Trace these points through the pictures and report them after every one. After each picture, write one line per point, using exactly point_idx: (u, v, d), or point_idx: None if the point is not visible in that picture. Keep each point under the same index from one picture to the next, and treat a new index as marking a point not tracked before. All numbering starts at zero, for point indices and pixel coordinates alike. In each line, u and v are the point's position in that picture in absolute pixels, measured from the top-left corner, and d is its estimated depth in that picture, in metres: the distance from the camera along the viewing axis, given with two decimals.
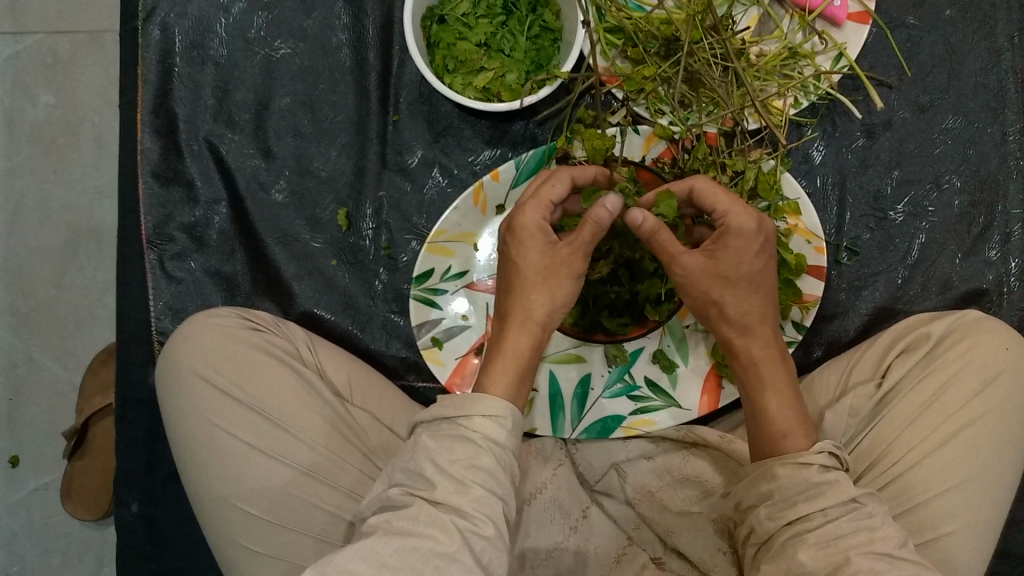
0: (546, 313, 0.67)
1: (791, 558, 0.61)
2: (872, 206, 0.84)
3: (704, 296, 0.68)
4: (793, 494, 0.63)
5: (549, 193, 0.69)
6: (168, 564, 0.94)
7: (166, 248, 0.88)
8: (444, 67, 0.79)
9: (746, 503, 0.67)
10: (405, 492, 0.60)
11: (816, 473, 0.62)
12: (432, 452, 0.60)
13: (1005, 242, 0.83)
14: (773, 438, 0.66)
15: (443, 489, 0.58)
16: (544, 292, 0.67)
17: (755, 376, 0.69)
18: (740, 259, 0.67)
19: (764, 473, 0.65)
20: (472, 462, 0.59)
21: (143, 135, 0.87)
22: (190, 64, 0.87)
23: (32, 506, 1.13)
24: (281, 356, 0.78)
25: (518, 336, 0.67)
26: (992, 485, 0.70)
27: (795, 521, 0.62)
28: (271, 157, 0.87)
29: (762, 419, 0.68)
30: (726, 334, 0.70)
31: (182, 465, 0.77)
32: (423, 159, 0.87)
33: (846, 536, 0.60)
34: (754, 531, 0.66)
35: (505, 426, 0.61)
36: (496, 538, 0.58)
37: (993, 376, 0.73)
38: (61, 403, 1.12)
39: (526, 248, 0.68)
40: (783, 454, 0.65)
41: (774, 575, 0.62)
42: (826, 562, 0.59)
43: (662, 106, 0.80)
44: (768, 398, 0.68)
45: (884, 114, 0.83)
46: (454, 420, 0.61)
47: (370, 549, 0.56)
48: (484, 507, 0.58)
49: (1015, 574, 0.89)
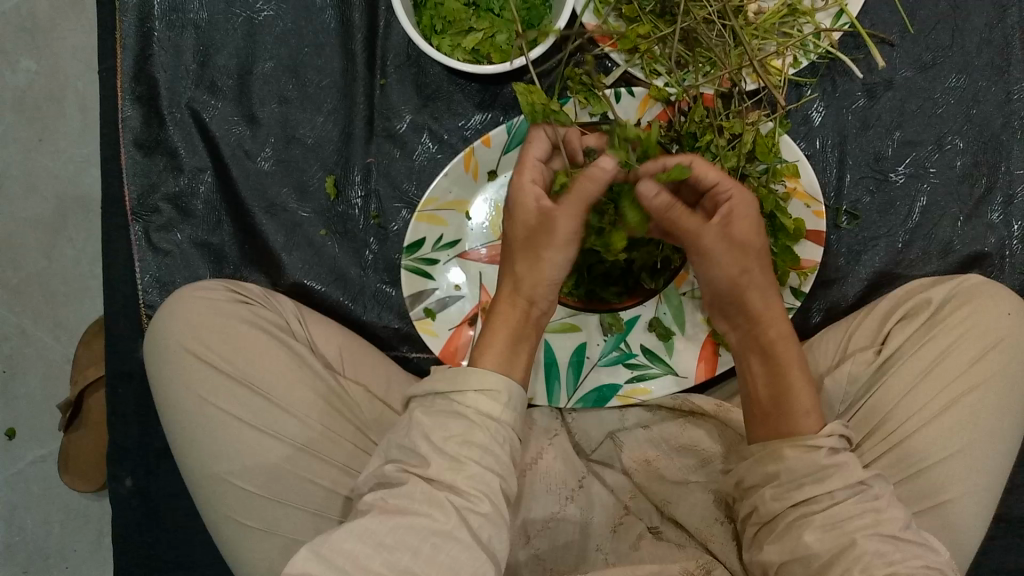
0: (537, 284, 0.66)
1: (796, 539, 0.61)
2: (873, 167, 0.82)
3: (737, 265, 0.68)
4: (800, 476, 0.62)
5: (536, 156, 0.67)
6: (165, 537, 0.94)
7: (152, 220, 0.86)
8: (432, 27, 0.77)
9: (749, 482, 0.67)
10: (400, 469, 0.59)
11: (824, 456, 0.62)
12: (426, 429, 0.59)
13: (1008, 204, 0.81)
14: (790, 414, 0.65)
15: (437, 466, 0.57)
16: (535, 261, 0.66)
17: (776, 353, 0.68)
18: (747, 232, 0.68)
19: (770, 454, 0.64)
20: (467, 439, 0.58)
21: (123, 102, 0.85)
22: (170, 28, 0.84)
23: (28, 478, 1.12)
24: (270, 330, 0.77)
25: (506, 308, 0.66)
26: (991, 452, 0.69)
27: (799, 503, 0.62)
28: (256, 124, 0.84)
29: (783, 394, 0.66)
30: (748, 302, 0.69)
31: (173, 441, 0.76)
32: (412, 125, 0.84)
33: (853, 518, 0.59)
34: (756, 510, 0.65)
35: (500, 401, 0.60)
36: (494, 515, 0.57)
37: (993, 343, 0.72)
38: (53, 374, 1.11)
39: (517, 219, 0.67)
40: (793, 434, 0.64)
41: (779, 556, 0.62)
42: (831, 543, 0.59)
43: (657, 66, 0.77)
44: (790, 371, 0.67)
45: (886, 73, 0.81)
46: (448, 395, 0.60)
47: (366, 527, 0.55)
48: (480, 484, 0.57)
49: (1012, 537, 0.89)
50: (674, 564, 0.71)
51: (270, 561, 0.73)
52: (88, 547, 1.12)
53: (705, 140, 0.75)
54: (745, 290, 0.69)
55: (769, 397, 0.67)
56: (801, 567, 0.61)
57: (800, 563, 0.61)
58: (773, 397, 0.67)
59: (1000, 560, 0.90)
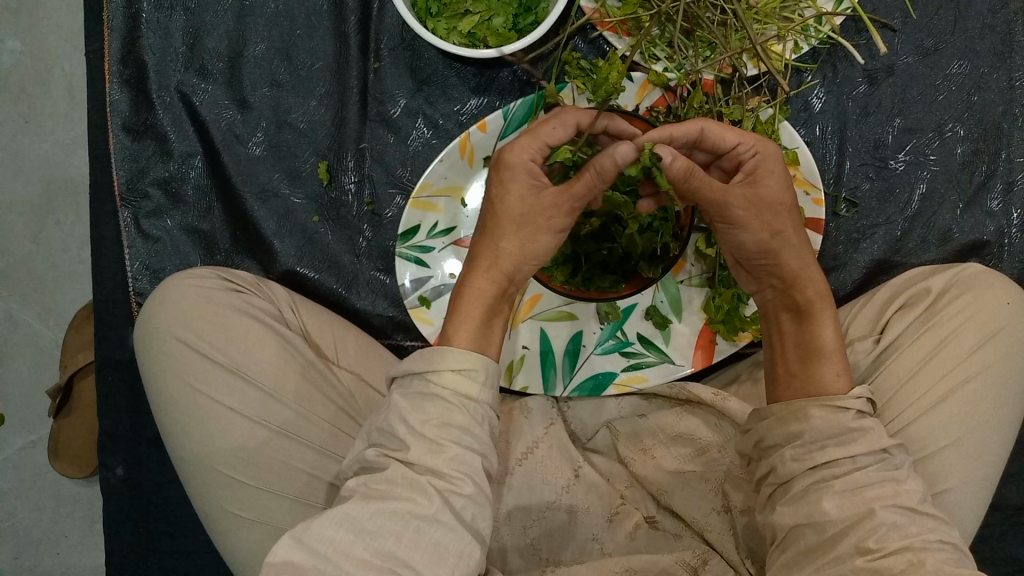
0: (514, 263, 0.65)
1: (815, 503, 0.60)
2: (873, 155, 0.81)
3: (768, 227, 0.65)
4: (822, 437, 0.61)
5: (546, 133, 0.64)
6: (156, 525, 0.93)
7: (140, 205, 0.85)
8: (427, 10, 0.75)
9: (768, 442, 0.65)
10: (380, 453, 0.58)
11: (852, 418, 0.61)
12: (404, 412, 0.57)
13: (1007, 192, 0.81)
14: (816, 381, 0.64)
15: (417, 450, 0.56)
16: (516, 239, 0.64)
17: (806, 313, 0.67)
18: (779, 186, 0.65)
19: (795, 413, 0.63)
20: (445, 421, 0.56)
21: (111, 85, 0.83)
22: (158, 9, 0.82)
23: (18, 465, 1.11)
24: (261, 317, 0.76)
25: (483, 281, 0.65)
26: (988, 441, 0.69)
27: (820, 465, 0.61)
28: (247, 108, 0.83)
29: (807, 355, 0.66)
30: (782, 262, 0.66)
31: (162, 429, 0.75)
32: (406, 109, 0.83)
33: (872, 486, 0.59)
34: (773, 471, 0.64)
35: (478, 379, 0.58)
36: (478, 494, 0.57)
37: (993, 332, 0.71)
38: (42, 360, 1.10)
39: (508, 188, 0.64)
40: (822, 395, 0.63)
41: (792, 520, 0.61)
42: (850, 511, 0.59)
43: (656, 50, 0.76)
44: (823, 330, 0.66)
45: (887, 58, 0.80)
46: (423, 375, 0.58)
47: (346, 515, 0.54)
48: (459, 465, 0.56)
49: (1003, 524, 0.90)
50: (668, 555, 0.73)
51: (263, 549, 0.73)
52: (79, 534, 1.11)
53: None
54: (779, 253, 0.66)
55: (796, 356, 0.67)
56: (814, 533, 0.60)
57: (813, 528, 0.60)
58: (800, 355, 0.66)
59: (992, 548, 0.90)
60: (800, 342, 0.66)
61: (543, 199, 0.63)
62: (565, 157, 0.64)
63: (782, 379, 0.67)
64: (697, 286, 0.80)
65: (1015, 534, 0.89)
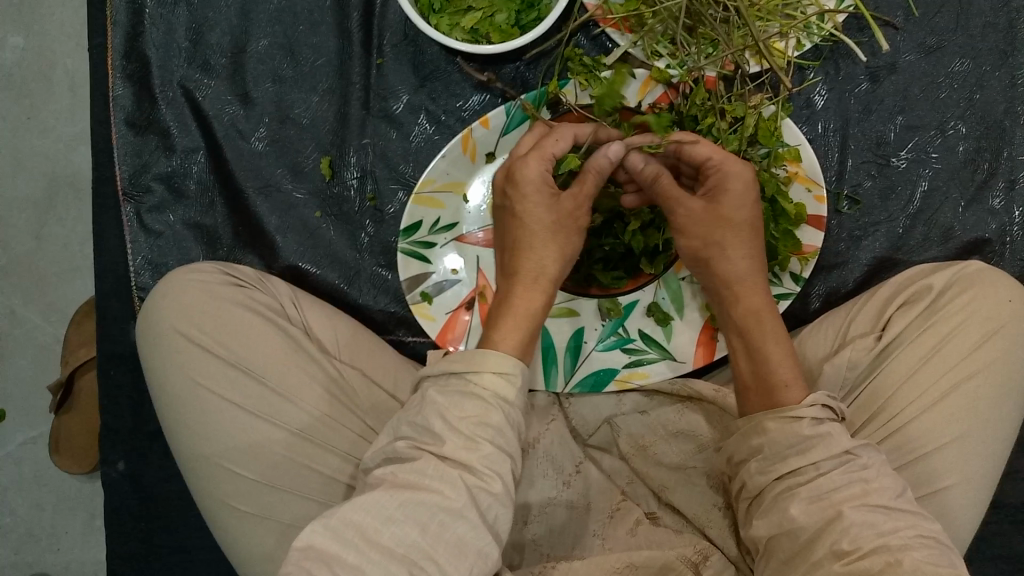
0: (552, 272, 0.66)
1: (784, 512, 0.60)
2: (875, 152, 0.81)
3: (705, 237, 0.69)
4: (783, 448, 0.61)
5: (550, 146, 0.68)
6: (158, 519, 0.93)
7: (143, 200, 0.85)
8: (430, 6, 0.75)
9: (738, 457, 0.65)
10: (411, 445, 0.58)
11: (807, 426, 0.60)
12: (441, 408, 0.57)
13: (1009, 189, 0.81)
14: (773, 388, 0.64)
15: (452, 444, 0.56)
16: (554, 247, 0.66)
17: (754, 330, 0.68)
18: (736, 202, 0.68)
19: (754, 428, 0.64)
20: (482, 420, 0.57)
21: (114, 80, 0.84)
22: (161, 5, 0.83)
23: (20, 460, 1.11)
24: (264, 312, 0.76)
25: (529, 294, 0.65)
26: (990, 438, 0.69)
27: (784, 475, 0.61)
28: (249, 103, 0.83)
29: (760, 370, 0.66)
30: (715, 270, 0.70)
31: (165, 423, 0.75)
32: (409, 105, 0.83)
33: (839, 489, 0.58)
34: (746, 485, 0.65)
35: (515, 383, 0.59)
36: (504, 495, 0.56)
37: (994, 330, 0.71)
38: (45, 356, 1.10)
39: (530, 202, 0.66)
40: (777, 407, 0.63)
41: (768, 530, 0.61)
42: (817, 517, 0.58)
43: (658, 46, 0.76)
44: (768, 347, 0.67)
45: (889, 56, 0.80)
46: (464, 374, 0.59)
47: (375, 501, 0.54)
48: (492, 464, 0.56)
49: (1005, 522, 0.90)
50: (669, 551, 0.73)
51: (265, 544, 0.73)
52: (80, 529, 1.11)
53: (707, 122, 0.75)
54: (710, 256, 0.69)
55: (751, 374, 0.67)
56: (789, 541, 0.59)
57: (788, 537, 0.59)
58: (755, 375, 0.66)
59: (993, 546, 0.90)
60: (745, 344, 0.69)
61: (566, 204, 0.66)
62: (574, 164, 0.68)
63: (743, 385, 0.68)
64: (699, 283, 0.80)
65: (1017, 533, 0.89)
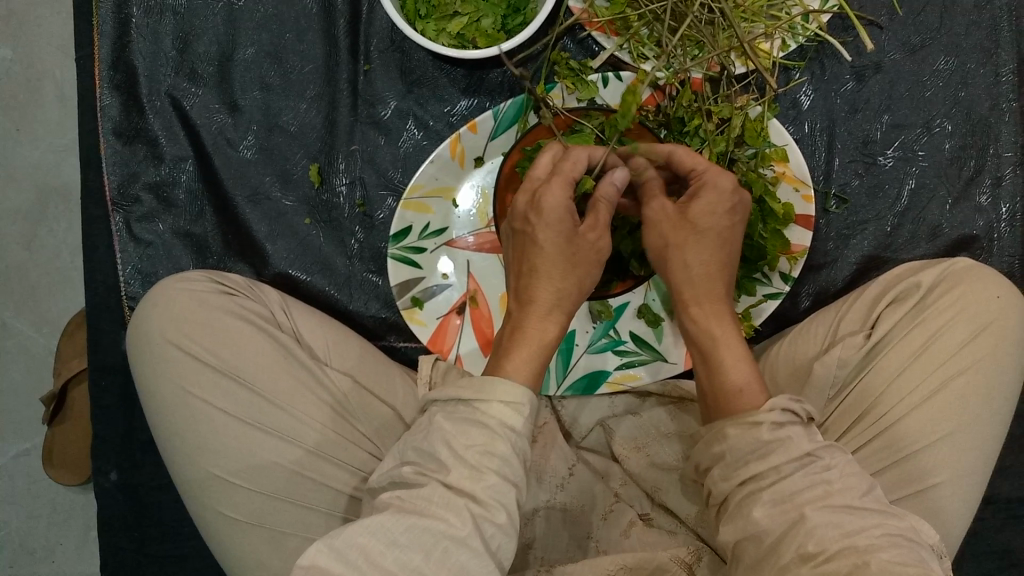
0: (569, 300, 0.66)
1: (745, 516, 0.59)
2: (862, 151, 0.81)
3: (670, 236, 0.68)
4: (744, 454, 0.60)
5: (572, 169, 0.66)
6: (152, 529, 0.93)
7: (132, 210, 0.85)
8: (416, 13, 0.75)
9: (702, 465, 0.64)
10: (417, 472, 0.58)
11: (766, 431, 0.59)
12: (447, 435, 0.57)
13: (995, 186, 0.81)
14: (726, 391, 0.63)
15: (457, 473, 0.56)
16: (571, 279, 0.66)
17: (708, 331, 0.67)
18: (710, 209, 0.67)
19: (717, 434, 0.62)
20: (487, 449, 0.56)
21: (101, 91, 0.84)
22: (148, 14, 0.83)
23: (12, 472, 1.11)
24: (253, 320, 0.76)
25: (545, 327, 0.64)
26: (981, 433, 0.69)
27: (747, 481, 0.60)
28: (237, 112, 0.83)
29: (713, 369, 0.65)
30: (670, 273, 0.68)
31: (155, 431, 0.75)
32: (397, 111, 0.83)
33: (801, 492, 0.57)
34: (713, 493, 0.63)
35: (522, 412, 0.58)
36: (508, 525, 0.56)
37: (984, 325, 0.71)
38: (37, 367, 1.10)
39: (551, 228, 0.65)
40: (733, 412, 0.62)
41: (732, 536, 0.60)
42: (780, 519, 0.57)
43: (645, 49, 0.77)
44: (721, 350, 0.66)
45: (874, 55, 0.80)
46: (471, 402, 0.58)
47: (380, 524, 0.54)
48: (496, 494, 0.56)
49: (998, 518, 0.90)
50: (664, 551, 0.72)
51: (259, 552, 0.73)
52: (74, 540, 1.11)
53: (694, 124, 0.75)
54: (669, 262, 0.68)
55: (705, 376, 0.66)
56: (752, 545, 0.59)
57: (752, 541, 0.59)
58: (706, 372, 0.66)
59: (986, 541, 0.90)
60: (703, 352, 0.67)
61: (585, 236, 0.66)
62: (590, 186, 0.67)
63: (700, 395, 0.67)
64: None
65: (1009, 528, 0.90)
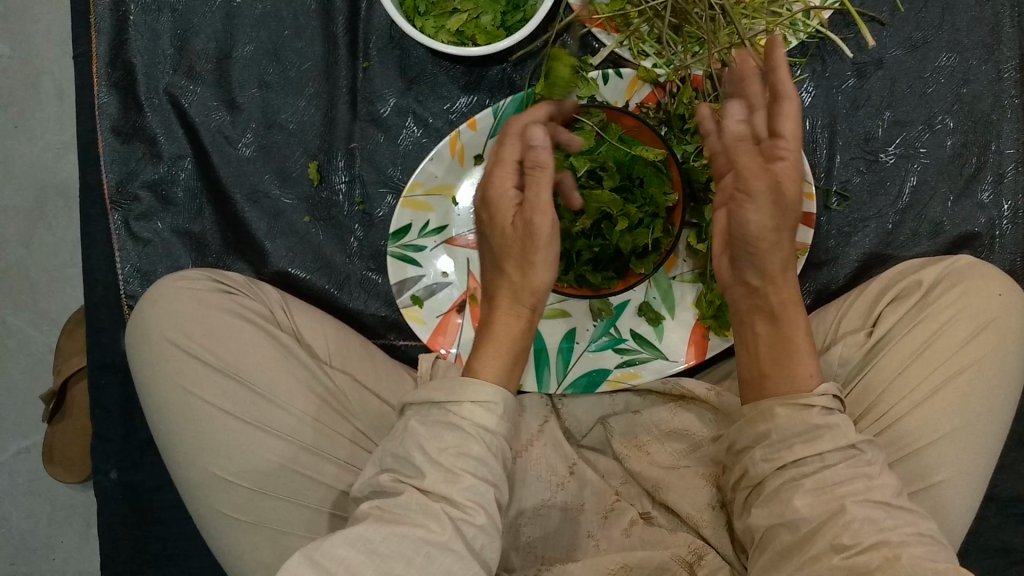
0: (532, 292, 0.63)
1: (785, 503, 0.59)
2: (864, 148, 0.81)
3: (768, 220, 0.64)
4: (790, 436, 0.61)
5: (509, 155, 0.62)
6: (152, 528, 0.93)
7: (130, 208, 0.85)
8: (416, 9, 0.75)
9: (740, 444, 0.65)
10: (394, 478, 0.58)
11: (817, 415, 0.60)
12: (421, 440, 0.57)
13: (998, 182, 0.81)
14: (793, 377, 0.63)
15: (432, 478, 0.56)
16: (522, 269, 0.62)
17: (782, 320, 0.65)
18: (796, 198, 0.64)
19: (763, 413, 0.63)
20: (461, 451, 0.56)
21: (99, 88, 0.83)
22: (146, 11, 0.82)
23: (12, 471, 1.11)
24: (254, 319, 0.75)
25: (507, 319, 0.63)
26: (983, 432, 0.69)
27: (788, 465, 0.61)
28: (236, 109, 0.83)
29: (783, 359, 0.64)
30: (765, 256, 0.65)
31: (155, 431, 0.75)
32: (396, 108, 0.83)
33: (843, 483, 0.59)
34: (747, 474, 0.64)
35: (497, 412, 0.58)
36: (489, 526, 0.56)
37: (986, 323, 0.71)
38: (36, 365, 1.10)
39: (499, 223, 0.63)
40: (793, 394, 0.62)
41: (767, 520, 0.61)
42: (820, 510, 0.58)
43: (646, 46, 0.76)
44: (798, 338, 0.65)
45: (876, 52, 0.80)
46: (443, 405, 0.58)
47: (359, 535, 0.54)
48: (474, 496, 0.56)
49: (999, 516, 0.90)
50: (663, 551, 0.72)
51: (259, 553, 0.73)
52: (74, 539, 1.11)
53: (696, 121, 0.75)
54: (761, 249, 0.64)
55: (771, 359, 0.65)
56: (788, 533, 0.59)
57: (787, 528, 0.59)
58: (773, 359, 0.65)
59: (987, 539, 0.90)
60: (774, 335, 0.66)
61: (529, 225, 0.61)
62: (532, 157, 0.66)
63: (748, 374, 0.67)
64: (689, 281, 0.80)
65: (1012, 525, 0.90)
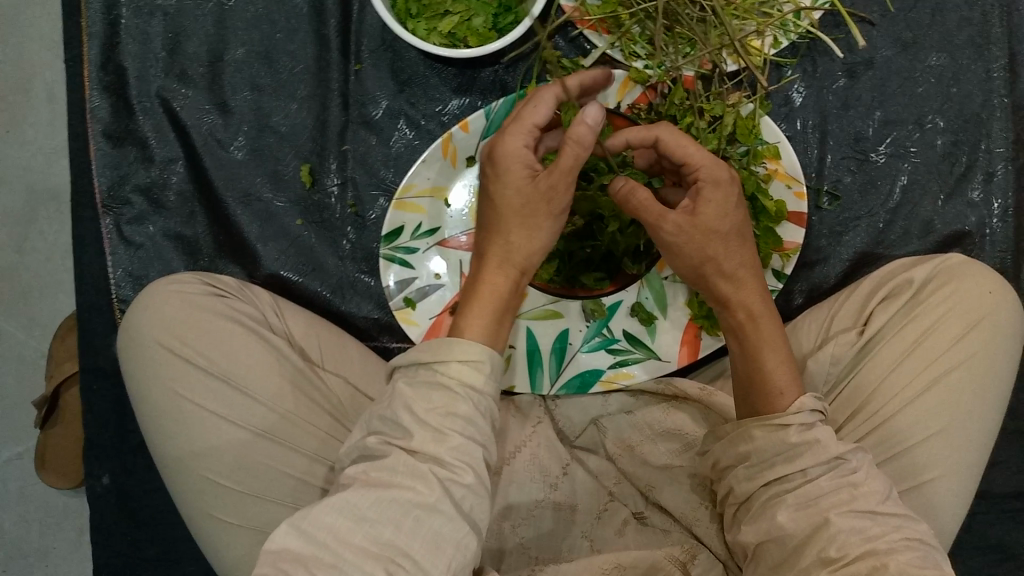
0: (525, 256, 0.63)
1: (771, 520, 0.60)
2: (854, 148, 0.81)
3: (699, 253, 0.64)
4: (771, 455, 0.61)
5: (532, 117, 0.63)
6: (145, 532, 0.93)
7: (122, 212, 0.84)
8: (407, 11, 0.75)
9: (725, 462, 0.66)
10: (382, 441, 0.57)
11: (794, 434, 0.60)
12: (408, 399, 0.56)
13: (987, 181, 0.81)
14: (768, 395, 0.64)
15: (420, 437, 0.55)
16: (523, 232, 0.62)
17: (752, 333, 0.66)
18: (721, 211, 0.63)
19: (742, 434, 0.64)
20: (449, 411, 0.56)
21: (90, 92, 0.83)
22: (137, 14, 0.82)
23: (3, 476, 1.10)
24: (244, 321, 0.75)
25: (496, 278, 0.62)
26: (975, 429, 0.69)
27: (773, 481, 0.61)
28: (228, 113, 0.83)
29: (757, 375, 0.65)
30: (712, 288, 0.67)
31: (145, 432, 0.74)
32: (388, 111, 0.83)
33: (825, 495, 0.59)
34: (732, 491, 0.65)
35: (483, 371, 0.58)
36: (477, 484, 0.56)
37: (976, 321, 0.71)
38: (28, 370, 1.09)
39: (506, 180, 0.62)
40: (769, 413, 0.63)
41: (755, 537, 0.61)
42: (804, 523, 0.58)
43: (636, 47, 0.76)
44: (762, 351, 0.65)
45: (865, 52, 0.80)
46: (430, 365, 0.57)
47: (346, 501, 0.54)
48: (463, 455, 0.56)
49: (992, 513, 0.90)
50: (657, 551, 0.73)
51: (251, 555, 0.73)
52: (67, 544, 1.10)
53: (686, 122, 0.76)
54: (708, 278, 0.66)
55: (747, 379, 0.66)
56: (776, 548, 0.60)
57: (775, 543, 0.60)
58: (750, 382, 0.65)
59: (980, 538, 0.90)
60: (741, 349, 0.67)
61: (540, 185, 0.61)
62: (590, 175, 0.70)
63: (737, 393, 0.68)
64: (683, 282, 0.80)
65: (1004, 523, 0.90)
